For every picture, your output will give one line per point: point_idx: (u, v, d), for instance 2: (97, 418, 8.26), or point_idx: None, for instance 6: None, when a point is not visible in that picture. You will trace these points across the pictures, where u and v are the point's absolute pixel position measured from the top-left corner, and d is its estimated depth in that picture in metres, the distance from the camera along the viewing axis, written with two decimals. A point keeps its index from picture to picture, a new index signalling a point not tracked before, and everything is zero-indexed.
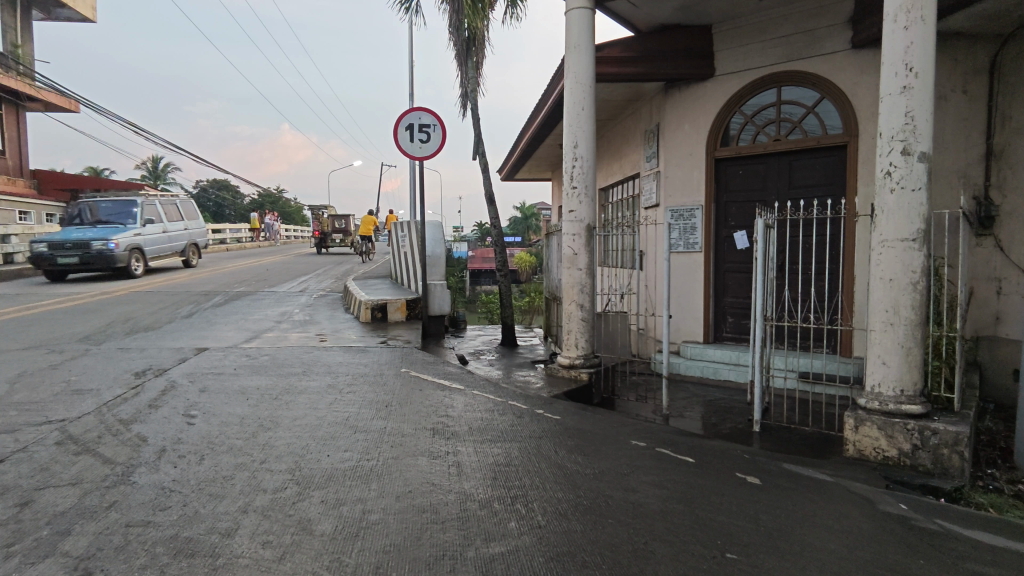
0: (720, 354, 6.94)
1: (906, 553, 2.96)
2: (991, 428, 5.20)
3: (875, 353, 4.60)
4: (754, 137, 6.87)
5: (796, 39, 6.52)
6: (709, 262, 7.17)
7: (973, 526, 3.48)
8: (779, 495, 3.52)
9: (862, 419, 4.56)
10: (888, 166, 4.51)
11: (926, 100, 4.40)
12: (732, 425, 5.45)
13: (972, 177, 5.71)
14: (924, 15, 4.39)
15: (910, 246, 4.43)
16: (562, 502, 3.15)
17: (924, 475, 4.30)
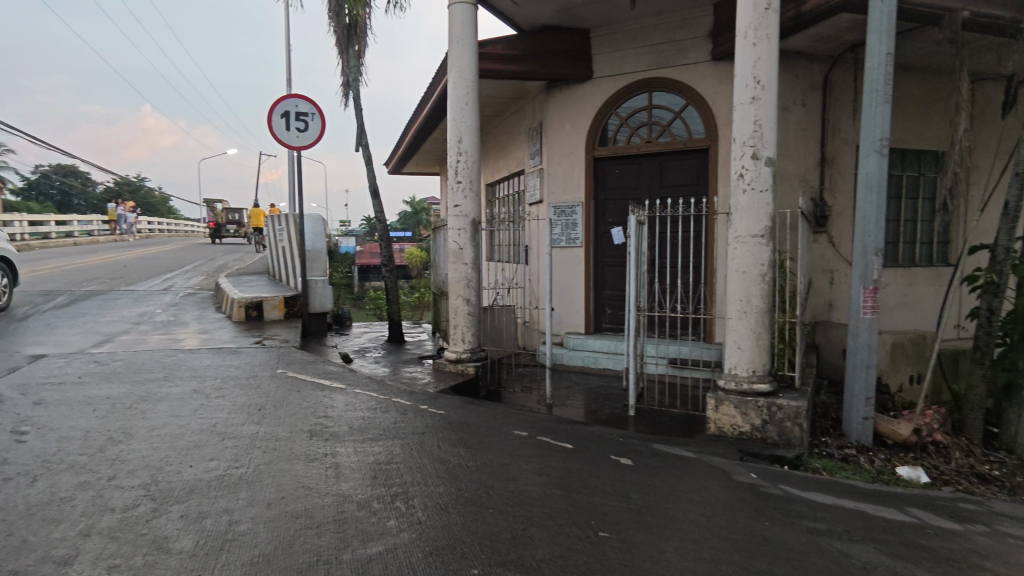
0: (601, 343, 7.29)
1: (754, 516, 3.30)
2: (826, 400, 5.92)
3: (732, 338, 5.07)
4: (629, 139, 7.29)
5: (664, 48, 6.98)
6: (589, 256, 7.51)
7: (807, 488, 3.96)
8: (648, 474, 3.78)
9: (721, 399, 5.01)
10: (740, 169, 4.98)
11: (771, 110, 4.90)
12: (609, 410, 5.75)
13: (810, 181, 6.47)
14: (768, 34, 4.89)
15: (758, 241, 4.93)
16: (443, 497, 3.16)
17: (771, 446, 4.81)
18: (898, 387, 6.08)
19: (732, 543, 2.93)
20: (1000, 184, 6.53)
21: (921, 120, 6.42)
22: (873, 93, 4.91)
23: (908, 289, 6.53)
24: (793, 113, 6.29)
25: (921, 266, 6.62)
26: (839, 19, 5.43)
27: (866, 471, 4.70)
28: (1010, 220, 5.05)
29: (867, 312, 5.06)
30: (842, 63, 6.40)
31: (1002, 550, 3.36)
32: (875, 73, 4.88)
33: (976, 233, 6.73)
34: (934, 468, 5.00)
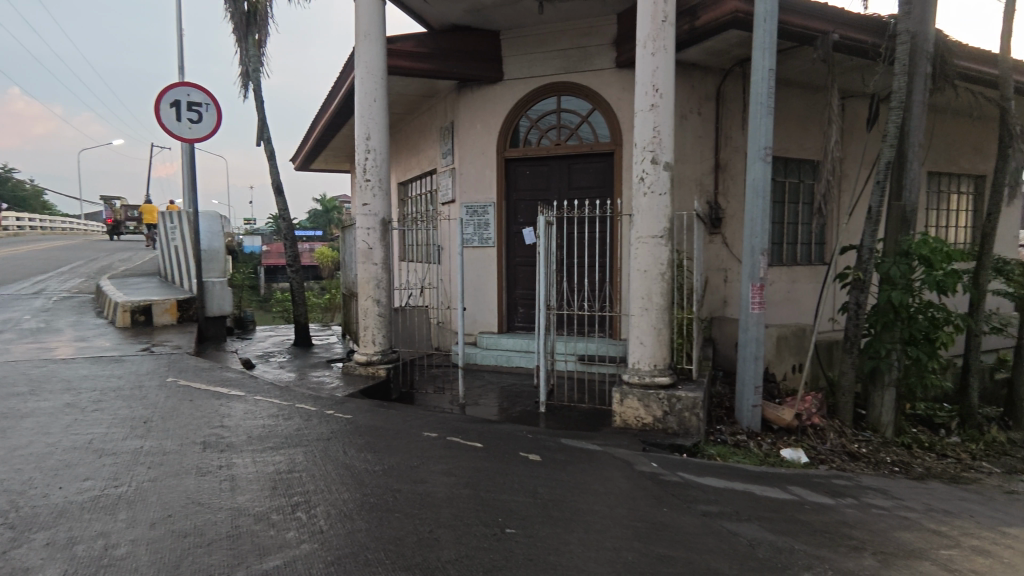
0: (513, 342, 7.37)
1: (653, 503, 3.47)
2: (720, 390, 6.32)
3: (635, 334, 5.30)
4: (538, 141, 7.44)
5: (571, 54, 7.17)
6: (501, 256, 7.57)
7: (702, 473, 4.22)
8: (555, 468, 3.87)
9: (626, 392, 5.22)
10: (641, 173, 5.21)
11: (668, 117, 5.17)
12: (521, 408, 5.83)
13: (705, 185, 6.89)
14: (666, 45, 5.16)
15: (658, 242, 5.19)
16: (347, 503, 3.07)
17: (671, 436, 5.07)
18: (783, 376, 6.60)
19: (632, 530, 3.07)
20: (866, 192, 7.28)
21: (800, 131, 7.03)
22: (758, 105, 5.31)
23: (791, 286, 7.12)
24: (690, 121, 6.68)
25: (801, 264, 7.25)
26: (728, 35, 5.83)
27: (755, 454, 5.07)
28: (873, 224, 5.64)
29: (754, 307, 5.47)
30: (733, 76, 6.89)
31: (866, 519, 3.74)
32: (760, 86, 5.27)
33: (846, 235, 7.46)
34: (813, 449, 5.49)
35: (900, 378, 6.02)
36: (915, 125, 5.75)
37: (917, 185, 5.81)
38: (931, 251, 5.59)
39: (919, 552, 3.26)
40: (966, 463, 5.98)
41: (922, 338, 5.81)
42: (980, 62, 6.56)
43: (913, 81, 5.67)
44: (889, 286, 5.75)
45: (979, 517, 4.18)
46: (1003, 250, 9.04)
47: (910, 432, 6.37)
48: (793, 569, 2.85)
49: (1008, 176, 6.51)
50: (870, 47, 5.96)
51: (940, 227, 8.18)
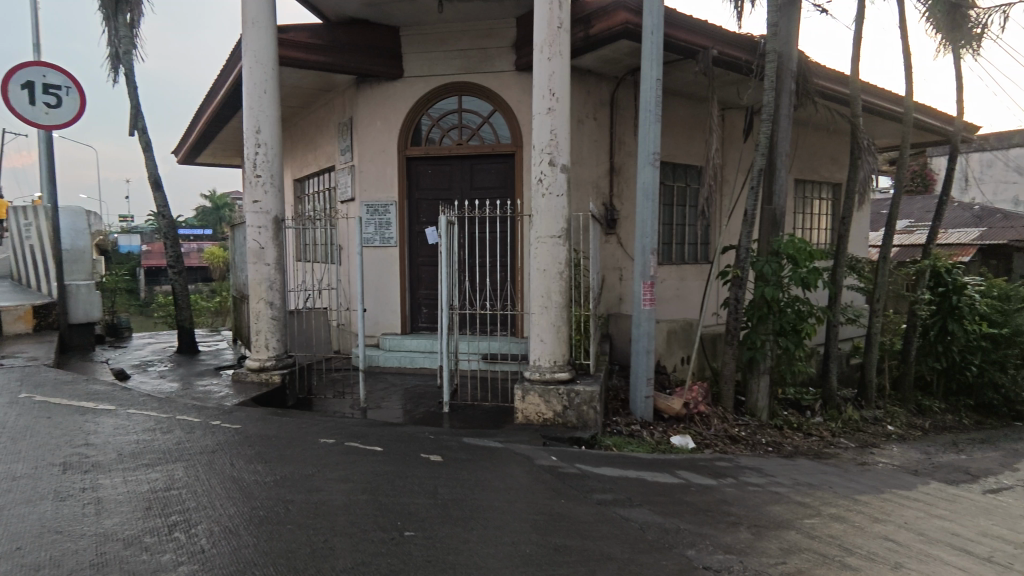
0: (417, 343, 7.27)
1: (552, 495, 3.58)
2: (617, 383, 6.63)
3: (535, 332, 5.42)
4: (440, 140, 7.40)
5: (471, 54, 7.19)
6: (404, 256, 7.45)
7: (599, 463, 4.40)
8: (457, 467, 3.87)
9: (527, 389, 5.32)
10: (540, 174, 5.34)
11: (564, 120, 5.33)
12: (424, 409, 5.78)
13: (602, 188, 7.19)
14: (561, 51, 5.32)
15: (556, 242, 5.35)
16: (233, 519, 2.89)
17: (571, 429, 5.24)
18: (673, 368, 7.04)
19: (531, 523, 3.14)
20: (742, 196, 7.94)
21: (686, 139, 7.52)
22: (647, 113, 5.62)
23: (679, 283, 7.61)
24: (586, 125, 6.93)
25: (688, 263, 7.77)
26: (620, 44, 6.11)
27: (647, 443, 5.37)
28: (748, 225, 6.16)
29: (646, 304, 5.78)
30: (625, 84, 7.23)
31: (742, 496, 4.08)
32: (649, 94, 5.58)
33: (726, 236, 8.10)
34: (699, 435, 5.89)
35: (773, 366, 6.62)
36: (782, 136, 6.34)
37: (784, 191, 6.42)
38: (796, 250, 6.19)
39: (786, 523, 3.61)
40: (827, 440, 6.70)
41: (790, 328, 6.42)
42: (835, 81, 7.36)
43: (780, 96, 6.26)
44: (763, 282, 6.31)
45: (837, 487, 4.70)
46: (855, 250, 10.22)
47: (782, 415, 7.03)
48: (679, 547, 3.05)
49: (858, 184, 7.38)
50: (744, 64, 6.50)
51: (805, 229, 9.09)
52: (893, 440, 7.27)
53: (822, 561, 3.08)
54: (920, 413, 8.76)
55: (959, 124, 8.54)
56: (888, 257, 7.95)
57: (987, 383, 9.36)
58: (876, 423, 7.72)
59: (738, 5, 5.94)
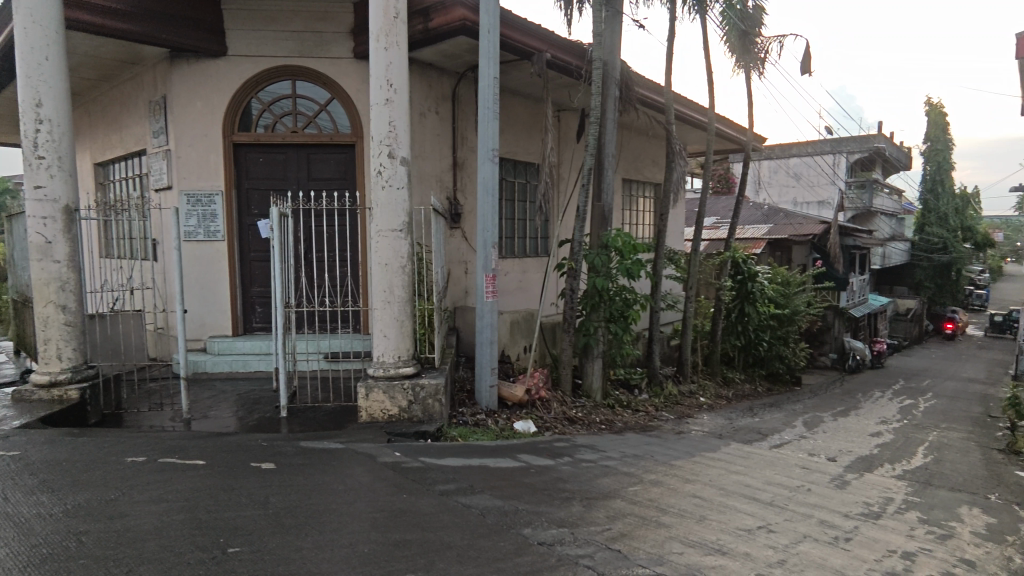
0: (250, 345, 6.72)
1: (395, 492, 3.54)
2: (463, 375, 6.75)
3: (378, 327, 5.30)
4: (272, 126, 6.89)
5: (305, 37, 6.76)
6: (232, 251, 6.83)
7: (443, 455, 4.44)
8: (291, 474, 3.66)
9: (371, 386, 5.19)
10: (378, 166, 5.22)
11: (403, 113, 5.26)
12: (259, 415, 5.37)
13: (445, 182, 7.23)
14: (398, 41, 5.23)
15: (397, 236, 5.27)
16: (5, 563, 2.44)
17: (416, 424, 5.20)
18: (517, 356, 7.34)
19: (371, 522, 3.08)
20: (576, 193, 8.50)
21: (525, 137, 7.84)
22: (485, 109, 5.75)
23: (520, 275, 7.95)
24: (428, 119, 6.89)
25: (529, 256, 8.14)
26: (458, 40, 6.16)
27: (492, 430, 5.54)
28: (580, 221, 6.61)
29: (488, 296, 5.94)
30: (466, 80, 7.33)
31: (576, 472, 4.39)
32: (487, 92, 5.71)
33: (563, 230, 8.62)
34: (540, 419, 6.21)
35: (605, 350, 7.19)
36: (609, 138, 6.89)
37: (611, 189, 7.00)
38: (623, 243, 6.77)
39: (613, 492, 3.95)
40: (652, 414, 7.47)
41: (618, 315, 7.02)
42: (652, 91, 8.17)
43: (606, 101, 6.79)
44: (595, 273, 6.82)
45: (657, 456, 5.24)
46: (673, 243, 11.46)
47: (614, 394, 7.67)
48: (516, 527, 3.20)
49: (672, 184, 8.28)
50: (575, 68, 6.93)
51: (631, 224, 10.00)
52: (704, 409, 8.33)
53: (641, 522, 3.43)
54: (725, 384, 10.14)
55: (750, 135, 9.96)
56: (697, 250, 9.04)
57: (774, 355, 11.12)
58: (691, 396, 8.79)
59: (568, 13, 6.31)
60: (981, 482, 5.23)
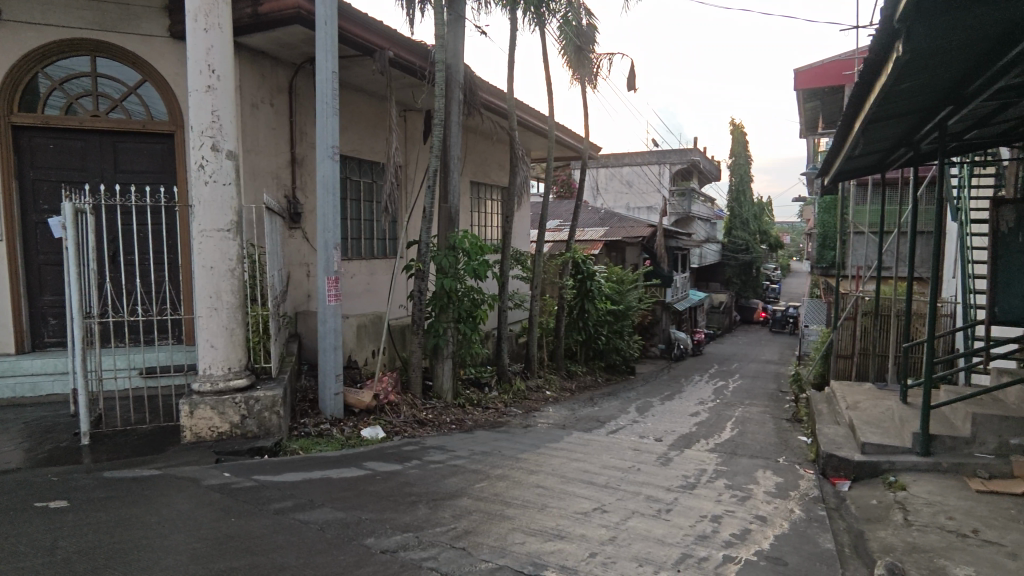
0: (40, 363, 5.70)
1: (221, 516, 3.23)
2: (305, 384, 6.37)
3: (203, 337, 4.81)
4: (65, 108, 5.91)
5: (108, 9, 5.89)
6: (14, 254, 5.75)
7: (280, 471, 4.14)
8: (91, 510, 3.18)
9: (195, 403, 4.68)
10: (199, 159, 4.73)
11: (228, 102, 4.83)
12: (52, 445, 4.57)
13: (283, 179, 6.77)
14: (221, 24, 4.78)
15: (224, 236, 4.82)
16: None
17: (250, 440, 4.78)
18: (364, 361, 7.10)
19: (190, 554, 2.78)
20: (423, 194, 8.46)
21: (369, 135, 7.63)
22: (323, 104, 5.49)
23: (367, 278, 7.72)
24: (262, 111, 6.40)
25: (376, 258, 7.94)
26: (293, 30, 5.81)
27: (337, 440, 5.29)
28: (427, 222, 6.59)
29: (331, 299, 5.68)
30: (303, 72, 6.93)
31: (424, 475, 4.36)
32: (324, 86, 5.45)
33: (411, 231, 8.53)
34: (389, 423, 6.07)
35: (454, 351, 7.25)
36: (454, 141, 6.96)
37: (458, 191, 7.10)
38: (470, 244, 6.88)
39: (460, 491, 3.99)
40: (501, 410, 7.69)
41: (467, 315, 7.12)
42: (496, 96, 8.41)
43: (450, 104, 6.86)
44: (443, 275, 6.84)
45: (504, 451, 5.40)
46: (519, 244, 11.91)
47: (465, 393, 7.77)
48: (358, 538, 3.09)
49: (516, 187, 8.60)
50: (419, 69, 6.91)
51: (479, 226, 10.20)
52: (550, 402, 8.77)
53: (486, 517, 3.50)
54: (568, 376, 10.77)
55: (587, 143, 10.68)
56: (541, 251, 9.49)
57: (612, 348, 12.07)
58: (538, 390, 9.21)
59: (410, 13, 6.27)
60: (772, 448, 6.15)
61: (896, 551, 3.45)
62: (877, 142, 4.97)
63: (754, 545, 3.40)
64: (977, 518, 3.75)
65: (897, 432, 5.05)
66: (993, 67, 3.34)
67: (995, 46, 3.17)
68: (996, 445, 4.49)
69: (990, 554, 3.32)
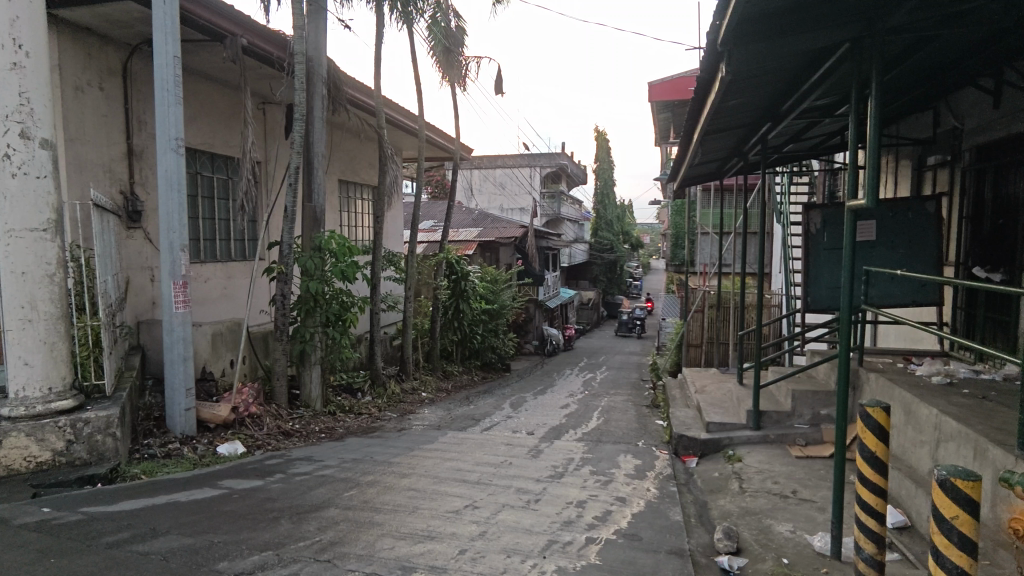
0: None
1: (37, 559, 2.82)
2: (149, 401, 5.73)
3: (14, 354, 4.15)
4: None
5: None
6: None
7: (116, 500, 3.70)
8: None
9: (6, 431, 4.03)
10: (4, 148, 4.07)
11: (41, 83, 4.21)
12: None
13: (117, 173, 6.05)
14: None
15: (39, 237, 4.20)
16: None
17: (79, 468, 4.20)
18: (221, 373, 6.52)
19: None
20: (285, 192, 7.98)
21: (222, 128, 7.06)
22: (164, 92, 4.99)
23: (224, 281, 7.14)
24: (90, 95, 5.66)
25: (233, 260, 7.36)
26: (126, 7, 5.20)
27: (188, 460, 4.82)
28: (289, 222, 6.23)
29: (178, 306, 5.17)
30: (140, 55, 6.23)
31: (288, 489, 4.13)
32: (165, 71, 4.96)
33: (273, 231, 8.02)
34: (250, 437, 5.64)
35: (323, 356, 6.94)
36: (316, 137, 6.66)
37: (322, 190, 6.79)
38: (337, 245, 6.62)
39: (326, 502, 3.83)
40: (375, 415, 7.51)
41: (335, 319, 6.81)
42: (362, 93, 8.17)
43: (312, 99, 6.55)
44: (308, 277, 6.50)
45: (376, 456, 5.28)
46: (391, 245, 11.70)
47: (336, 400, 7.47)
48: (208, 563, 2.86)
49: (386, 187, 8.43)
50: (276, 59, 6.50)
51: (348, 226, 9.86)
52: (425, 404, 8.71)
53: (354, 526, 3.40)
54: (444, 377, 10.78)
55: (457, 144, 10.70)
56: (413, 252, 9.40)
57: (487, 347, 12.29)
58: (413, 392, 9.11)
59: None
60: (633, 433, 6.62)
61: (732, 516, 3.88)
62: (713, 151, 5.55)
63: (614, 525, 3.64)
64: (796, 480, 4.33)
65: (736, 410, 5.67)
66: (797, 91, 3.87)
67: (799, 74, 3.67)
68: (811, 416, 5.19)
69: (804, 510, 3.85)
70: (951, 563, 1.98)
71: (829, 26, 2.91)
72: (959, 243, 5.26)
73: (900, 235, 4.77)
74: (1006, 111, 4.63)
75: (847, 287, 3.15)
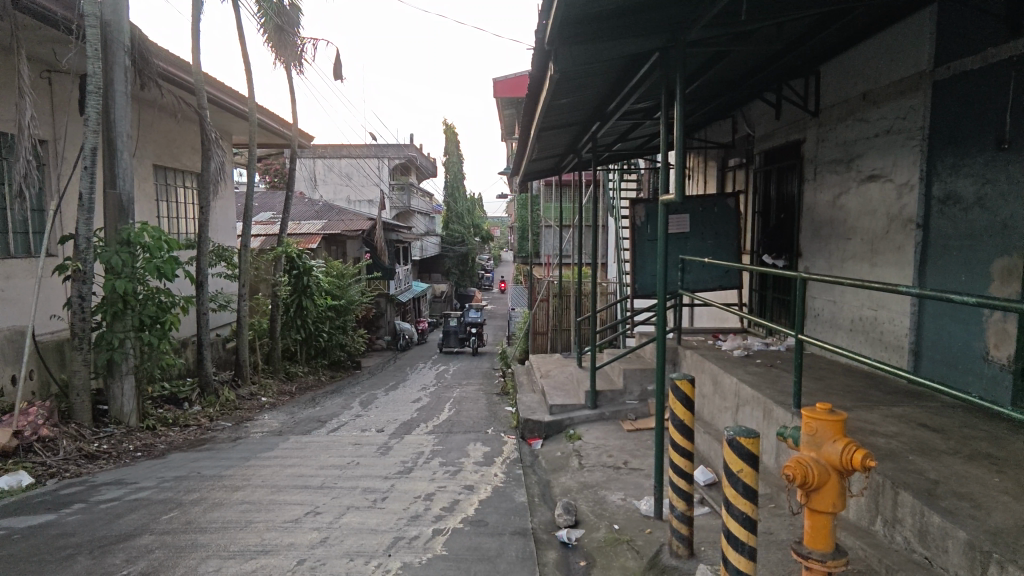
0: None
1: None
2: None
3: None
4: None
5: None
6: None
7: None
8: None
9: None
10: None
11: None
12: None
13: None
14: None
15: None
16: None
17: None
18: None
19: None
20: (81, 176, 6.88)
21: None
22: None
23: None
24: None
25: (14, 256, 6.18)
26: None
27: None
28: (84, 212, 5.36)
29: None
30: None
31: (89, 520, 3.56)
32: None
33: (67, 221, 6.86)
34: (39, 466, 4.77)
35: (137, 365, 6.09)
36: (119, 114, 5.81)
37: (129, 176, 5.94)
38: (150, 239, 5.84)
39: (139, 528, 3.39)
40: (205, 426, 6.80)
41: (151, 322, 5.96)
42: (176, 67, 7.29)
43: (112, 70, 5.69)
44: (113, 276, 5.64)
45: (204, 471, 4.78)
46: (221, 239, 10.67)
47: (155, 413, 6.63)
48: None
49: (211, 174, 7.61)
50: (61, 20, 5.51)
51: (167, 218, 8.78)
52: (266, 409, 8.09)
53: (172, 552, 3.05)
54: (287, 379, 10.13)
55: (295, 131, 9.97)
56: (246, 246, 8.61)
57: (334, 345, 11.76)
58: (251, 398, 8.41)
59: None
60: (482, 422, 6.76)
61: (572, 491, 4.13)
62: (549, 148, 5.81)
63: (460, 514, 3.68)
64: (627, 452, 4.73)
65: (576, 392, 6.02)
66: (620, 93, 4.17)
67: (620, 78, 3.97)
68: (640, 392, 5.71)
69: (634, 478, 4.22)
70: (739, 511, 2.27)
71: (642, 34, 3.18)
72: (753, 234, 6.11)
73: (708, 227, 5.42)
74: (785, 122, 5.44)
75: (663, 274, 3.47)
